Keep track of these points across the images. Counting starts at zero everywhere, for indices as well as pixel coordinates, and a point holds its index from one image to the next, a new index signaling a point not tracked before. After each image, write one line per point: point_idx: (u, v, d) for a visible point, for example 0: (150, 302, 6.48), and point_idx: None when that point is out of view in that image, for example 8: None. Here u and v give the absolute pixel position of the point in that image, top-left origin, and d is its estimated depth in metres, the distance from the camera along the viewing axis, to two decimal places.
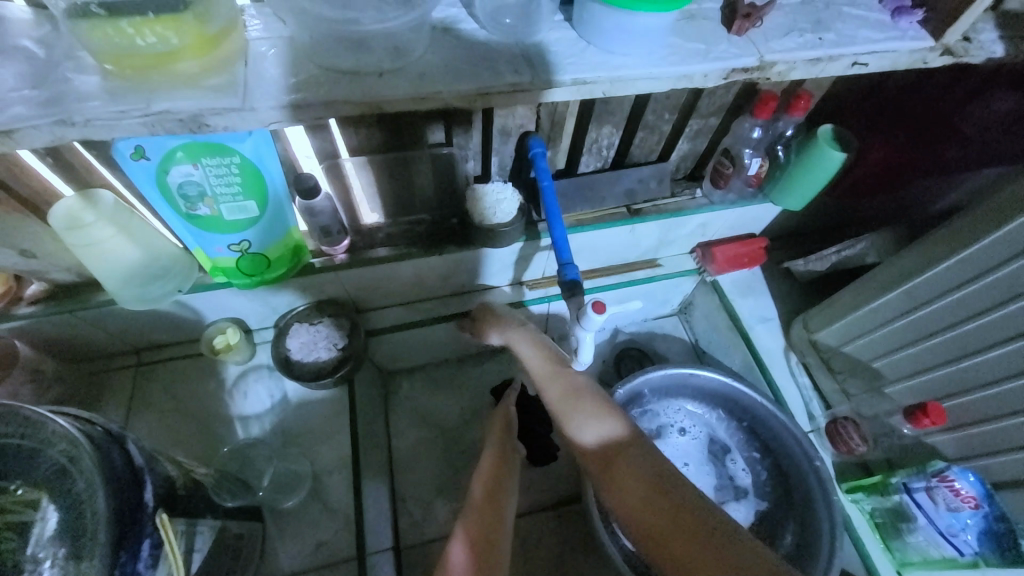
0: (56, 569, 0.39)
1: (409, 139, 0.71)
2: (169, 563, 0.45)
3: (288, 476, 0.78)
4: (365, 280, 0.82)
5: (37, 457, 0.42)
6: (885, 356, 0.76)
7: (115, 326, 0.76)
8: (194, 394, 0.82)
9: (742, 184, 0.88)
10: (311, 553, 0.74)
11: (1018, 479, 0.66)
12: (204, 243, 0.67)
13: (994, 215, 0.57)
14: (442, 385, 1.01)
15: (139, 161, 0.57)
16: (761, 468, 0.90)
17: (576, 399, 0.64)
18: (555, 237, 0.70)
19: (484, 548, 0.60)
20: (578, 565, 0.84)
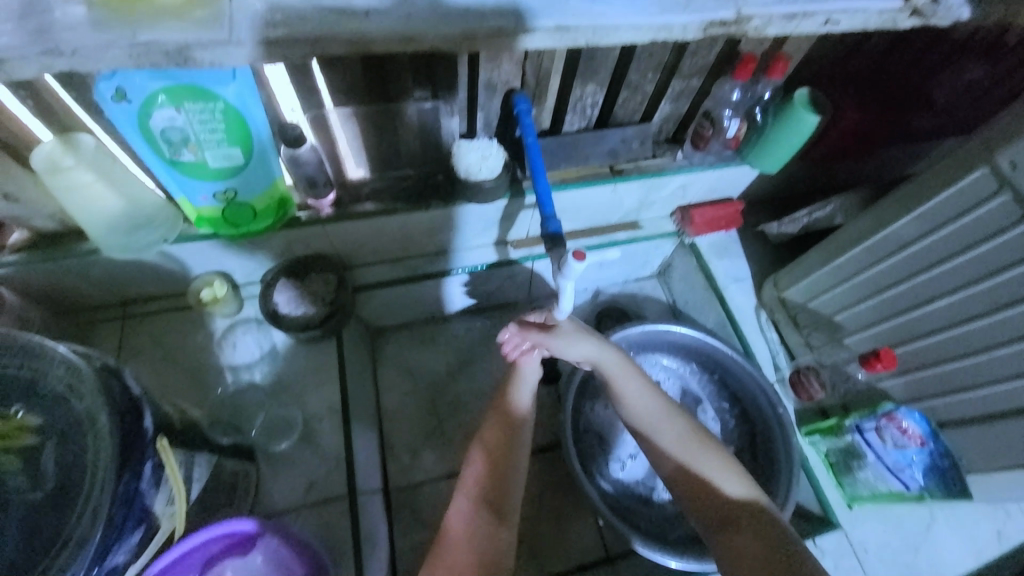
0: (58, 486, 0.41)
1: (395, 92, 0.71)
2: (169, 485, 0.48)
3: (279, 423, 0.81)
4: (350, 235, 0.83)
5: (39, 383, 0.44)
6: (846, 309, 0.81)
7: (101, 277, 0.76)
8: (183, 345, 0.83)
9: (720, 147, 0.91)
10: (301, 494, 0.76)
11: (957, 418, 0.72)
12: (189, 190, 0.68)
13: (950, 172, 0.61)
14: (429, 342, 1.04)
15: (121, 104, 0.56)
16: (729, 418, 0.96)
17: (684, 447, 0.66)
18: (538, 192, 0.72)
19: (490, 492, 0.65)
20: (557, 505, 0.90)
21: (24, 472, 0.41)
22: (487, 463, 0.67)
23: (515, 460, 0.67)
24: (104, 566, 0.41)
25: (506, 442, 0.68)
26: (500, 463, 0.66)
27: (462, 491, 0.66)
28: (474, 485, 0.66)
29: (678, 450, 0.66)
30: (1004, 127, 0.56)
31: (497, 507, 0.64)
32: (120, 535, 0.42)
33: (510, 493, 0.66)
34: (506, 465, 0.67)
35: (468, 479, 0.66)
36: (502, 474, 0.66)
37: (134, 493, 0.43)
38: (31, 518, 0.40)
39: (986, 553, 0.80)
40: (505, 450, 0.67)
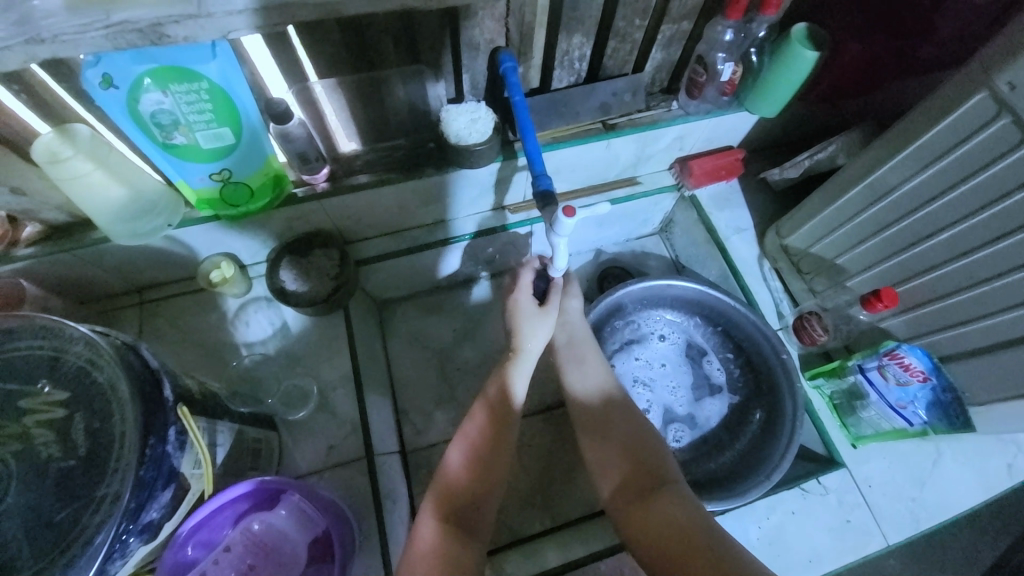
0: (89, 453, 0.44)
1: (376, 60, 0.71)
2: (194, 449, 0.51)
3: (296, 393, 0.84)
4: (348, 209, 0.84)
5: (65, 360, 0.47)
6: (848, 251, 0.80)
7: (114, 264, 0.79)
8: (198, 326, 0.87)
9: (716, 93, 0.87)
10: (322, 458, 0.80)
11: (960, 351, 0.71)
12: (186, 173, 0.69)
13: (950, 98, 0.59)
14: (435, 311, 1.07)
15: (109, 90, 0.57)
16: (734, 367, 0.97)
17: (619, 431, 0.74)
18: (529, 152, 0.72)
19: (485, 459, 0.68)
20: (568, 459, 0.93)
21: (58, 441, 0.45)
22: (489, 430, 0.70)
23: (507, 432, 0.71)
24: (139, 522, 0.45)
25: (505, 412, 0.72)
26: (500, 432, 0.70)
27: (459, 450, 0.69)
28: (467, 450, 0.69)
29: (622, 434, 0.73)
30: (1006, 43, 0.53)
31: (486, 478, 0.68)
32: (152, 492, 0.45)
33: (497, 464, 0.69)
34: (503, 436, 0.70)
35: (466, 438, 0.70)
36: (499, 443, 0.70)
37: (162, 455, 0.46)
38: (67, 481, 0.43)
39: (996, 486, 0.81)
40: (507, 419, 0.71)
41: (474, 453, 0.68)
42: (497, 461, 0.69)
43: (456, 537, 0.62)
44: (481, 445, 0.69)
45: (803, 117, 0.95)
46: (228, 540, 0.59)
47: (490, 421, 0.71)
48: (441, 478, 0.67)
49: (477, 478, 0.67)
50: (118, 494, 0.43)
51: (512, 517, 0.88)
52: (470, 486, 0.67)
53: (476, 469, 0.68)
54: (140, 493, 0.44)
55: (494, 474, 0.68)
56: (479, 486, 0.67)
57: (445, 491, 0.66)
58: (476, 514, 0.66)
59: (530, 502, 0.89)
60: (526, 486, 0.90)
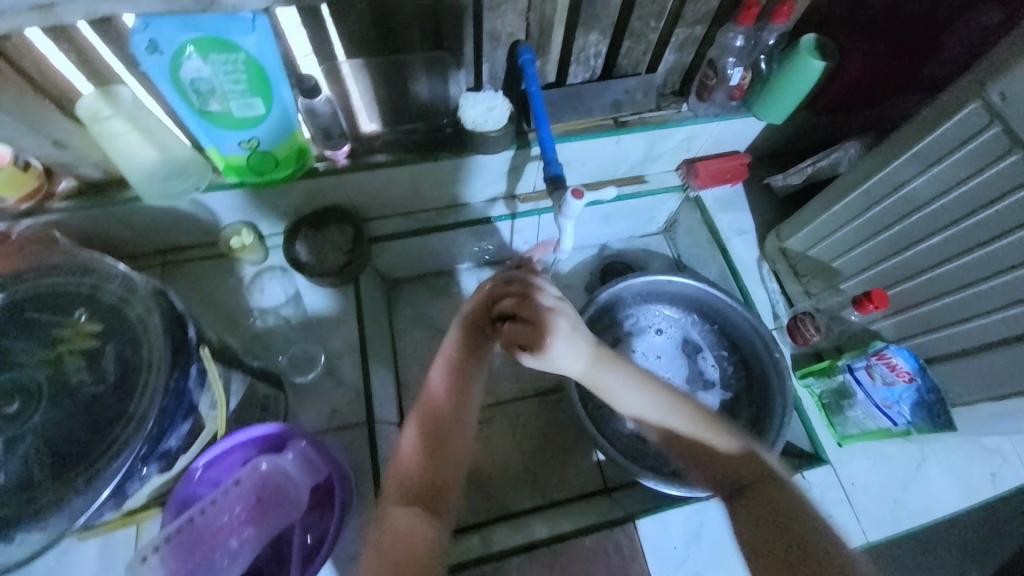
0: (116, 379, 0.48)
1: (401, 44, 0.75)
2: (212, 389, 0.55)
3: (304, 358, 0.88)
4: (365, 186, 0.88)
5: (99, 296, 0.51)
6: (843, 255, 0.83)
7: (139, 223, 0.83)
8: (214, 289, 0.90)
9: (724, 97, 0.91)
10: (325, 421, 0.83)
11: (946, 353, 0.74)
12: (217, 140, 0.73)
13: (945, 107, 0.62)
14: (441, 293, 1.11)
15: (154, 56, 0.61)
16: (728, 365, 0.99)
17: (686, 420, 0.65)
18: (542, 139, 0.75)
19: (456, 393, 0.66)
20: (561, 442, 0.95)
21: (88, 368, 0.48)
22: (464, 359, 0.67)
23: (481, 359, 0.68)
24: (159, 448, 0.48)
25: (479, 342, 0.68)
26: (473, 356, 0.67)
27: (441, 378, 0.67)
28: (446, 376, 0.67)
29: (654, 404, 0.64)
30: (997, 58, 0.56)
31: (461, 416, 0.65)
32: (173, 422, 0.49)
33: (464, 400, 0.66)
34: (473, 368, 0.67)
35: (445, 364, 0.67)
36: (470, 375, 0.67)
37: (184, 389, 0.49)
38: (95, 404, 0.47)
39: (978, 493, 0.83)
40: (481, 345, 0.68)
41: (453, 381, 0.66)
42: (466, 397, 0.66)
43: (412, 522, 0.59)
44: (456, 374, 0.67)
45: (809, 125, 0.98)
46: (239, 475, 0.61)
47: (463, 346, 0.67)
48: (422, 406, 0.66)
49: (445, 420, 0.65)
50: (145, 417, 0.46)
51: (503, 494, 0.90)
52: (452, 407, 0.65)
53: (445, 412, 0.65)
54: (162, 421, 0.47)
55: (462, 410, 0.66)
56: (442, 438, 0.64)
57: (417, 429, 0.65)
58: (439, 469, 0.63)
59: (520, 480, 0.92)
60: (518, 465, 0.93)
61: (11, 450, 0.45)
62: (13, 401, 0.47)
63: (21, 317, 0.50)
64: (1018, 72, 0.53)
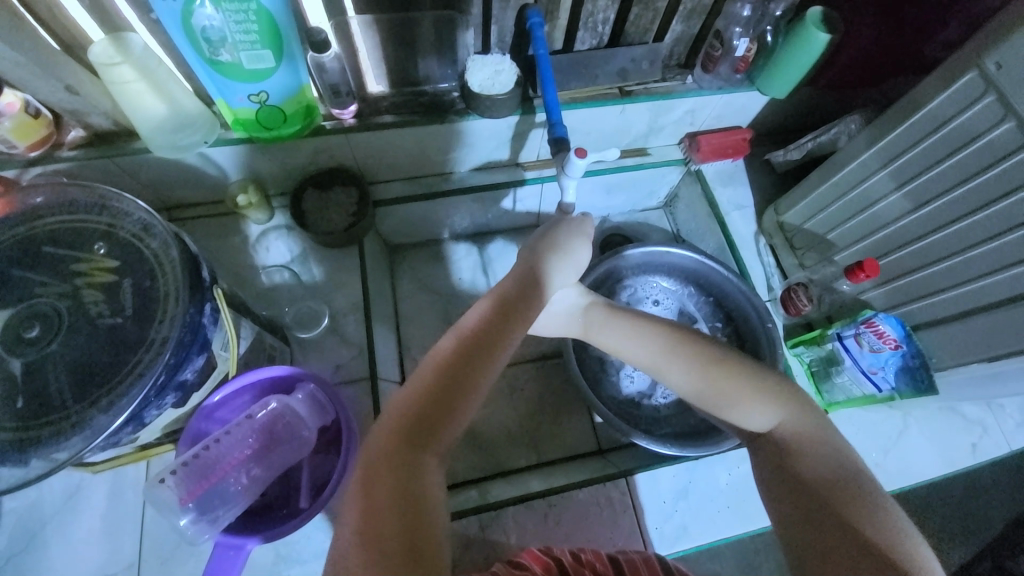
0: (134, 312, 0.49)
1: (411, 2, 0.76)
2: (223, 328, 0.56)
3: (309, 316, 0.90)
4: (371, 147, 0.89)
5: (116, 232, 0.52)
6: (839, 227, 0.85)
7: (146, 176, 0.83)
8: (220, 247, 0.91)
9: (729, 69, 0.92)
10: (329, 376, 0.86)
11: (931, 319, 0.77)
12: (226, 92, 0.73)
13: (944, 77, 0.63)
14: (443, 260, 1.13)
15: (166, 2, 0.62)
16: (722, 335, 1.02)
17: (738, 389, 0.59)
18: (548, 102, 0.76)
19: (470, 367, 0.51)
20: (557, 405, 0.98)
21: (106, 301, 0.50)
22: (490, 324, 0.53)
23: (509, 331, 0.54)
24: (176, 378, 0.50)
25: (518, 304, 0.55)
26: (504, 323, 0.53)
27: (450, 340, 0.53)
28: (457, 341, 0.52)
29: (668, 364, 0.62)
30: (996, 26, 0.57)
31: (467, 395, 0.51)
32: (189, 356, 0.51)
33: (479, 378, 0.51)
34: (499, 339, 0.53)
35: (461, 328, 0.54)
36: (490, 347, 0.52)
37: (199, 325, 0.51)
38: (113, 335, 0.49)
39: (955, 460, 0.87)
40: (519, 313, 0.54)
41: (467, 352, 0.51)
42: (479, 381, 0.51)
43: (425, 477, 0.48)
44: (474, 340, 0.52)
45: (811, 101, 1.00)
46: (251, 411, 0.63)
47: (494, 315, 0.54)
48: (420, 370, 0.52)
49: (449, 397, 0.50)
50: (163, 347, 0.48)
51: (500, 452, 0.93)
52: (450, 385, 0.50)
53: (454, 387, 0.50)
54: (179, 352, 0.49)
55: (470, 390, 0.51)
56: (443, 412, 0.50)
57: (415, 390, 0.51)
58: (437, 433, 0.49)
59: (517, 440, 0.95)
60: (515, 425, 0.96)
61: (32, 375, 0.47)
62: (33, 327, 0.48)
63: (39, 251, 0.52)
64: (1016, 40, 0.55)
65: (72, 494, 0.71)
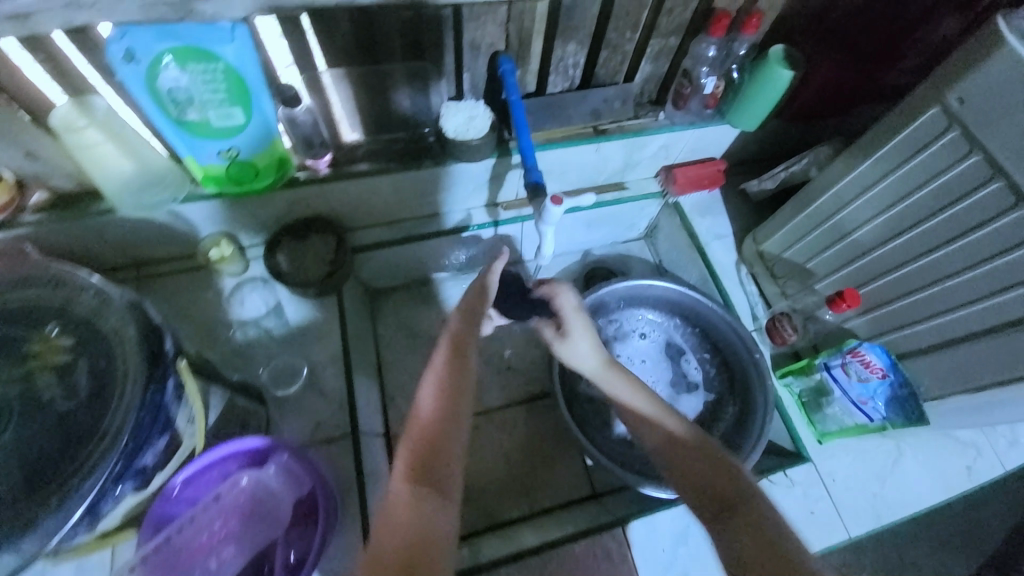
0: (91, 393, 0.46)
1: (383, 54, 0.76)
2: (189, 402, 0.53)
3: (286, 371, 0.87)
4: (347, 195, 0.87)
5: (72, 308, 0.50)
6: (817, 256, 0.85)
7: (114, 236, 0.81)
8: (192, 302, 0.88)
9: (699, 105, 0.94)
10: (308, 434, 0.82)
11: (917, 348, 0.76)
12: (195, 150, 0.72)
13: (907, 113, 0.65)
14: (426, 302, 1.11)
15: (130, 65, 0.60)
16: (711, 366, 1.01)
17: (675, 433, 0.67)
18: (522, 147, 0.76)
19: (448, 416, 0.62)
20: (548, 448, 0.95)
21: (62, 383, 0.47)
22: (451, 372, 0.66)
23: (466, 374, 0.67)
24: (133, 466, 0.47)
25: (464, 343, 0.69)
26: (461, 363, 0.67)
27: (429, 396, 0.64)
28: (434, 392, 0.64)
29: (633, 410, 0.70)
30: (952, 66, 0.59)
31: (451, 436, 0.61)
32: (150, 437, 0.48)
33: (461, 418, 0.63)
34: (464, 380, 0.66)
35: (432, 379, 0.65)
36: (461, 393, 0.64)
37: (160, 404, 0.48)
38: (68, 421, 0.46)
39: (953, 486, 0.86)
40: (467, 352, 0.68)
41: (444, 403, 0.63)
42: (458, 430, 0.63)
43: (429, 511, 0.55)
44: (446, 396, 0.64)
45: (781, 132, 1.02)
46: (219, 491, 0.61)
47: (450, 363, 0.66)
48: (413, 422, 0.62)
49: (440, 444, 0.60)
50: (119, 433, 0.44)
51: (492, 502, 0.90)
52: (435, 434, 0.61)
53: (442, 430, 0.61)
54: (138, 435, 0.46)
55: (455, 436, 0.62)
56: (440, 457, 0.60)
57: (415, 434, 0.61)
58: (442, 471, 0.59)
59: (509, 489, 0.91)
60: (506, 473, 0.93)
61: None
62: None
63: None
64: (973, 80, 0.56)
65: None
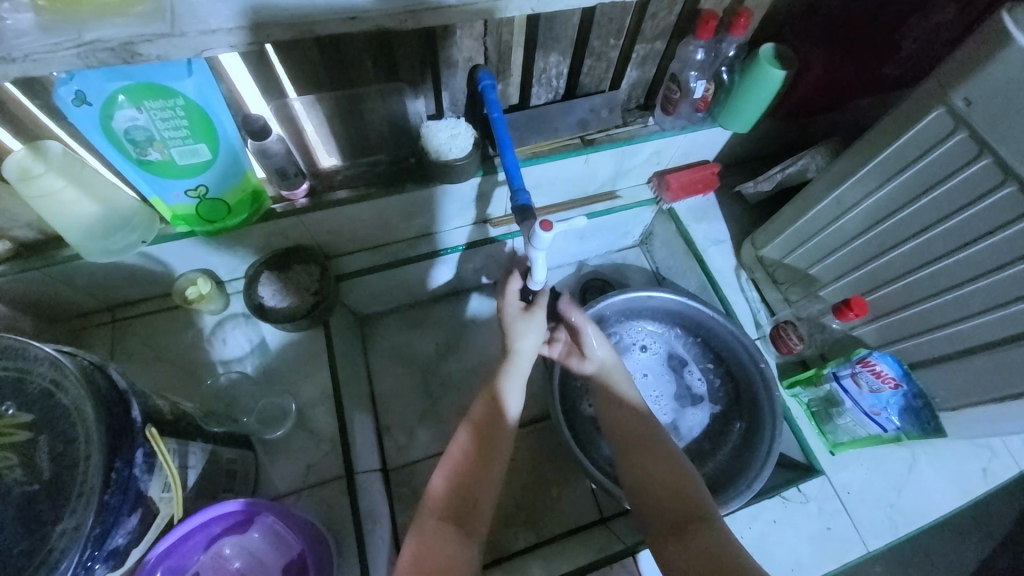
0: (52, 477, 0.43)
1: (355, 77, 0.72)
2: (163, 472, 0.50)
3: (275, 412, 0.83)
4: (327, 224, 0.83)
5: (26, 381, 0.46)
6: (820, 262, 0.82)
7: (84, 281, 0.77)
8: (173, 344, 0.85)
9: (689, 109, 0.90)
10: (301, 477, 0.78)
11: (929, 357, 0.73)
12: (161, 189, 0.68)
13: (910, 114, 0.61)
14: (418, 325, 1.08)
15: (82, 107, 0.56)
16: (715, 377, 0.98)
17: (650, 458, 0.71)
18: (507, 166, 0.73)
19: (469, 476, 0.67)
20: (551, 472, 0.92)
21: (20, 466, 0.43)
22: (470, 448, 0.70)
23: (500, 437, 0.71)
24: (105, 548, 0.43)
25: (489, 428, 0.71)
26: (484, 449, 0.70)
27: (442, 472, 0.68)
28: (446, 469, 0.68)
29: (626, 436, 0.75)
30: (956, 65, 0.56)
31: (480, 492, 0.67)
32: (119, 518, 0.44)
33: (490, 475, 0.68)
34: (488, 453, 0.70)
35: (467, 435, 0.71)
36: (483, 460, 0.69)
37: (128, 479, 0.45)
38: (26, 510, 0.42)
39: (970, 490, 0.83)
40: (489, 436, 0.71)
41: (456, 475, 0.67)
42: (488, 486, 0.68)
43: (445, 550, 0.60)
44: (462, 463, 0.68)
45: (775, 131, 0.98)
46: (199, 565, 0.59)
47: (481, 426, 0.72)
48: (427, 502, 0.66)
49: (465, 493, 0.66)
50: (82, 520, 0.41)
51: (496, 534, 0.87)
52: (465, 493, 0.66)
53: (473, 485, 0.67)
54: (105, 518, 0.43)
55: (485, 486, 0.68)
56: (469, 500, 0.66)
57: (429, 511, 0.65)
58: (475, 508, 0.66)
59: (513, 518, 0.88)
60: (510, 501, 0.89)
61: None
62: None
63: None
64: (980, 81, 0.53)
65: None
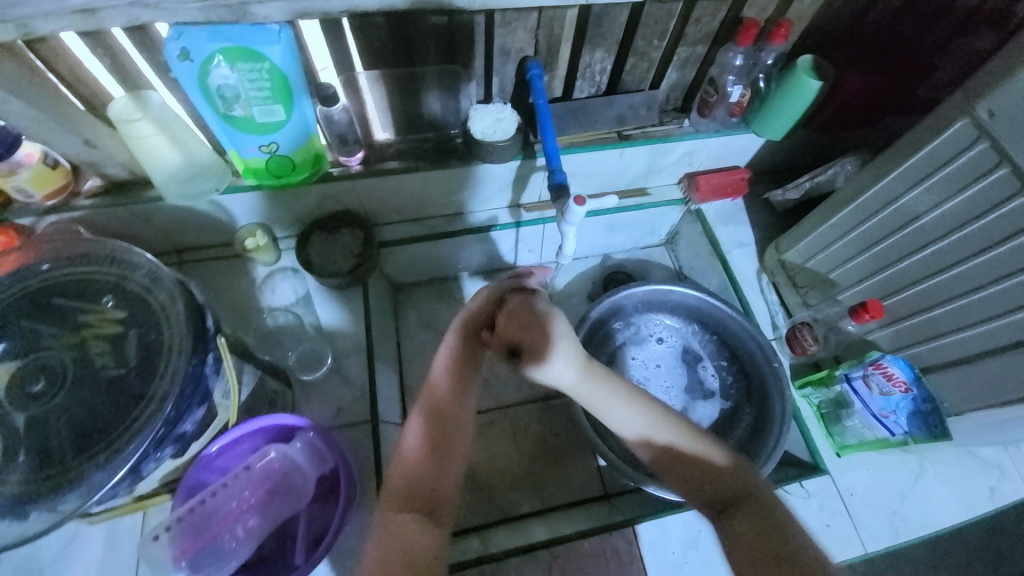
0: (138, 363, 0.50)
1: (417, 58, 0.79)
2: (225, 378, 0.56)
3: (312, 357, 0.90)
4: (376, 191, 0.90)
5: (124, 284, 0.54)
6: (840, 266, 0.85)
7: (158, 222, 0.86)
8: (228, 287, 0.93)
9: (725, 114, 0.94)
10: (331, 418, 0.85)
11: (940, 362, 0.76)
12: (238, 144, 0.76)
13: (936, 123, 0.64)
14: (447, 299, 1.14)
15: (185, 63, 0.65)
16: (728, 375, 1.00)
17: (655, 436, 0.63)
18: (548, 149, 0.78)
19: (449, 418, 0.64)
20: (563, 445, 0.97)
21: (110, 353, 0.51)
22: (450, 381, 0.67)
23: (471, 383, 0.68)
24: (175, 431, 0.50)
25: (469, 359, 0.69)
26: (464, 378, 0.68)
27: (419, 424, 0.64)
28: (449, 362, 0.68)
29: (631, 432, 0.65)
30: (983, 77, 0.59)
31: (443, 455, 0.62)
32: (189, 408, 0.51)
33: (457, 430, 0.64)
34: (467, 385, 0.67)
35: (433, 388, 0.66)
36: (456, 403, 0.65)
37: (200, 375, 0.51)
38: (115, 387, 0.49)
39: (977, 506, 0.83)
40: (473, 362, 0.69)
41: (431, 435, 0.63)
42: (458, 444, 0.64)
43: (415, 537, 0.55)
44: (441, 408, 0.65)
45: (808, 142, 1.01)
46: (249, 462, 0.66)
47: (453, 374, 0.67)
48: (395, 479, 0.60)
49: (433, 461, 0.61)
50: (163, 400, 0.48)
51: (504, 497, 0.91)
52: (431, 467, 0.60)
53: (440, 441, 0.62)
54: (179, 404, 0.49)
55: (458, 447, 0.63)
56: (440, 464, 0.61)
57: (396, 492, 0.59)
58: (432, 494, 0.59)
59: (521, 484, 0.93)
60: (520, 470, 0.94)
61: (34, 428, 0.48)
62: (38, 381, 0.49)
63: (48, 303, 0.53)
64: (1004, 92, 0.56)
65: (65, 544, 0.68)
